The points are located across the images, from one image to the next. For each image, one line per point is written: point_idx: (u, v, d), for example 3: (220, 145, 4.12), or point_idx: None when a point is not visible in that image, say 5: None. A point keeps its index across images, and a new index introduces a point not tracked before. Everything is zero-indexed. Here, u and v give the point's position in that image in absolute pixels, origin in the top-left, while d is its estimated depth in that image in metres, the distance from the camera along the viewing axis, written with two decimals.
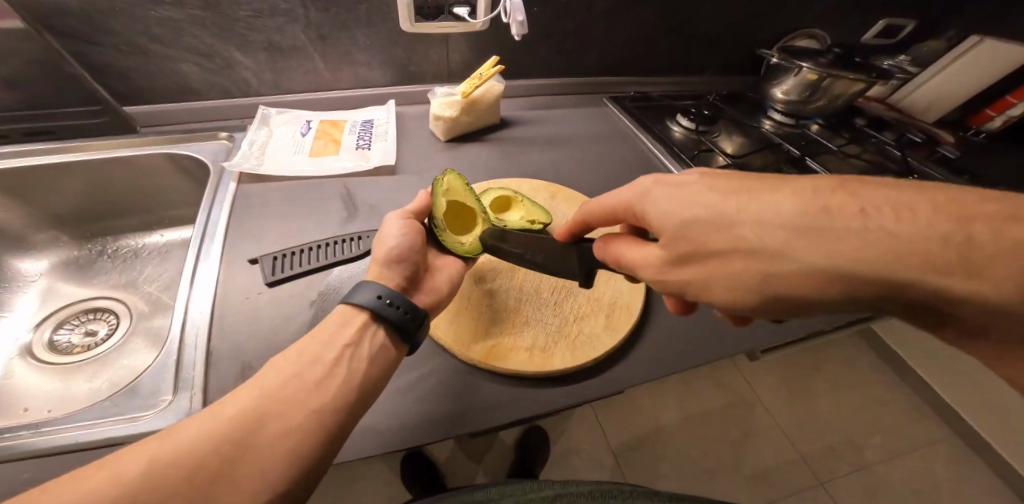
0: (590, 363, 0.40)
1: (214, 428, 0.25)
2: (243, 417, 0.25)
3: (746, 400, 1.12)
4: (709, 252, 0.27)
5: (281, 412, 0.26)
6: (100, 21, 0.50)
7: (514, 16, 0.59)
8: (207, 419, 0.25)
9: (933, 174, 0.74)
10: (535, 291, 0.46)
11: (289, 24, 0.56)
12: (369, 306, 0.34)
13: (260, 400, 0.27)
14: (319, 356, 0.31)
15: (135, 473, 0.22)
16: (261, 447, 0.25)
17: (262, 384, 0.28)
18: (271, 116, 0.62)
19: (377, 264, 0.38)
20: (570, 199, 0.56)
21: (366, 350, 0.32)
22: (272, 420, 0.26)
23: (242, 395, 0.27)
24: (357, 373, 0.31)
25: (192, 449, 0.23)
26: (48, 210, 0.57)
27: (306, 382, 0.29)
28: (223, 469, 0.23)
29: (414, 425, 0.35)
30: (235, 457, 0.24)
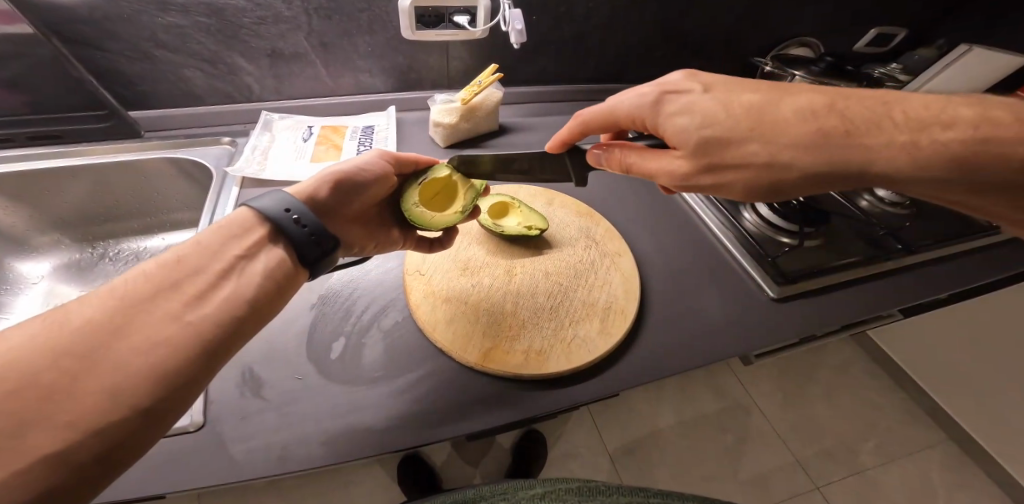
0: (583, 367, 0.40)
1: (49, 340, 0.21)
2: (95, 325, 0.22)
3: (741, 404, 1.13)
4: (726, 161, 0.33)
5: (146, 320, 0.23)
6: (106, 27, 0.51)
7: (513, 25, 0.60)
8: (45, 330, 0.21)
9: None
10: (531, 294, 0.46)
11: (292, 31, 0.57)
12: (272, 216, 0.32)
13: (119, 307, 0.24)
14: (203, 266, 0.28)
15: None
16: (116, 357, 0.22)
17: (125, 292, 0.24)
18: (272, 121, 0.63)
19: (317, 177, 0.37)
20: (568, 206, 0.56)
21: (260, 265, 0.30)
22: (133, 331, 0.23)
23: (95, 304, 0.23)
24: (246, 289, 0.28)
25: (21, 358, 0.20)
26: (52, 213, 0.58)
27: (181, 294, 0.26)
28: (62, 380, 0.20)
29: (411, 427, 0.35)
30: (83, 367, 0.21)
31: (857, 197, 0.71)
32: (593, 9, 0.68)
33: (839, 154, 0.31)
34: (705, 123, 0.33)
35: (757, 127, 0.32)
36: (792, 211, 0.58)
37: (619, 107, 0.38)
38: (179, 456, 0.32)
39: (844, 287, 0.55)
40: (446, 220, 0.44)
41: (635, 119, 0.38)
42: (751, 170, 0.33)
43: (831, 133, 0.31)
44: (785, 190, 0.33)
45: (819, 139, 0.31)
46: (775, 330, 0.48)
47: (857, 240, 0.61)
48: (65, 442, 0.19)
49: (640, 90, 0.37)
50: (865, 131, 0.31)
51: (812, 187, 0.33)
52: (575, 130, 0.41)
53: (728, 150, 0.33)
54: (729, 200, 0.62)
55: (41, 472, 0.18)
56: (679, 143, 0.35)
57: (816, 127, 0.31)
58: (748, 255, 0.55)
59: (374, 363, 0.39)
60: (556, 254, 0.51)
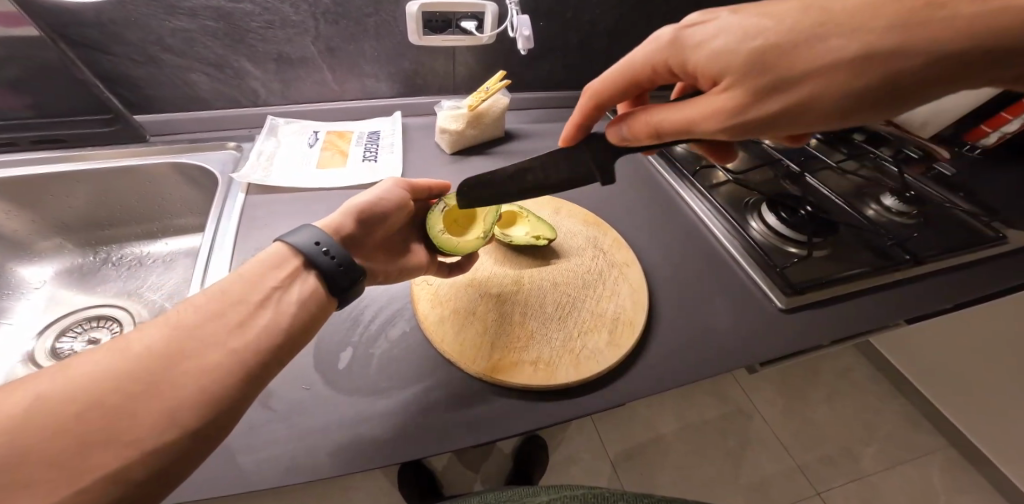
0: (592, 378, 0.40)
1: (112, 365, 0.22)
2: (151, 351, 0.23)
3: (742, 410, 1.13)
4: (785, 76, 0.27)
5: (196, 347, 0.25)
6: (113, 30, 0.50)
7: (520, 31, 0.59)
8: (108, 355, 0.23)
9: (930, 191, 0.76)
10: (540, 303, 0.46)
11: (299, 35, 0.57)
12: (303, 249, 0.33)
13: (173, 333, 0.25)
14: (243, 297, 0.29)
15: (23, 406, 0.20)
16: (168, 382, 0.23)
17: (177, 318, 0.26)
18: (278, 126, 0.62)
19: (340, 211, 0.38)
20: (575, 215, 0.56)
21: (295, 295, 0.31)
22: (183, 356, 0.24)
23: (153, 329, 0.25)
24: (284, 314, 0.29)
25: (87, 383, 0.21)
26: (55, 218, 0.58)
27: (227, 320, 0.27)
28: (121, 403, 0.21)
29: (417, 440, 0.35)
30: (141, 391, 0.22)
31: (863, 206, 0.71)
32: (599, 15, 0.68)
33: (974, 31, 0.23)
34: (748, 36, 0.27)
35: (829, 20, 0.26)
36: (800, 221, 0.58)
37: (636, 60, 0.34)
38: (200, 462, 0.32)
39: (852, 297, 0.54)
40: (471, 244, 0.45)
41: (655, 66, 0.33)
42: (825, 79, 0.26)
43: (945, 6, 0.24)
44: (880, 94, 0.26)
45: (892, 24, 0.24)
46: (782, 341, 0.48)
47: (863, 250, 0.61)
48: (126, 463, 0.20)
49: (656, 35, 0.33)
50: (965, 3, 0.24)
51: (900, 94, 0.26)
52: (587, 107, 0.39)
53: (785, 59, 0.26)
54: (736, 209, 0.62)
55: (102, 489, 0.20)
56: (716, 70, 0.29)
57: (921, 1, 0.24)
58: (756, 264, 0.54)
59: (381, 373, 0.39)
60: (563, 261, 0.50)
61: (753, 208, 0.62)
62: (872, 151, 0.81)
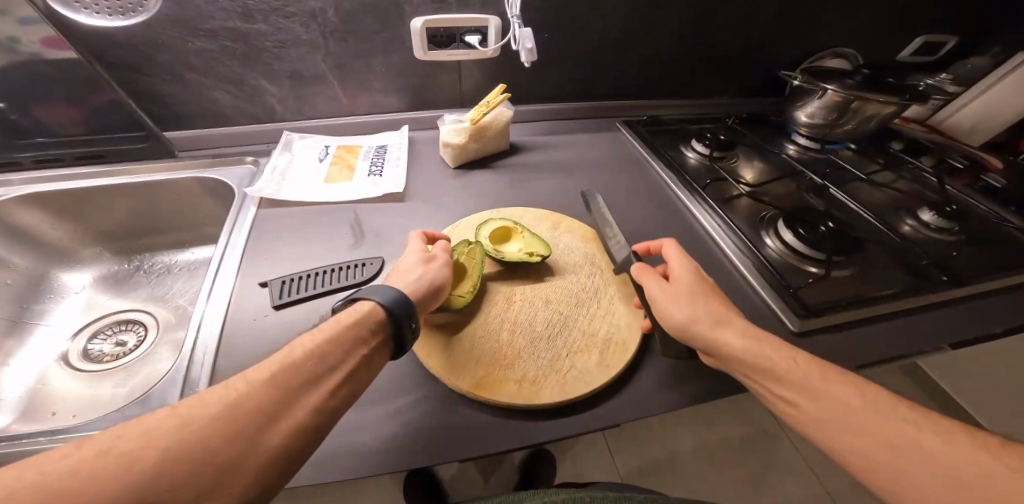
0: (580, 398, 0.39)
1: (224, 421, 0.24)
2: (256, 410, 0.25)
3: (765, 431, 1.07)
4: None
5: (288, 410, 0.26)
6: (144, 53, 0.55)
7: (524, 43, 0.60)
8: (219, 410, 0.24)
9: (974, 204, 0.70)
10: (530, 322, 0.45)
11: (311, 54, 0.59)
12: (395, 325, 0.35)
13: (280, 377, 0.27)
14: (337, 359, 0.30)
15: (147, 456, 0.21)
16: (266, 444, 0.24)
17: (275, 374, 0.27)
18: (293, 141, 0.65)
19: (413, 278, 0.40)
20: (573, 230, 0.55)
21: (375, 366, 0.32)
22: (281, 417, 0.25)
23: (256, 387, 0.26)
24: (361, 382, 0.31)
25: (197, 437, 0.23)
26: (96, 228, 0.64)
27: (318, 384, 0.28)
28: (226, 462, 0.23)
29: (399, 452, 0.35)
30: (243, 451, 0.24)
31: (898, 221, 0.66)
32: (607, 24, 0.67)
33: None
34: None
35: None
36: (818, 237, 0.54)
37: None
38: None
39: (878, 320, 0.50)
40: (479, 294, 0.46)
41: None
42: None
43: None
44: None
45: None
46: None
47: (893, 269, 0.56)
48: None
49: None
50: None
51: None
52: None
53: None
54: (750, 226, 0.60)
55: None
56: None
57: None
58: (766, 282, 0.51)
59: (369, 384, 0.39)
60: (559, 277, 0.49)
61: (769, 225, 0.59)
62: (910, 161, 0.76)
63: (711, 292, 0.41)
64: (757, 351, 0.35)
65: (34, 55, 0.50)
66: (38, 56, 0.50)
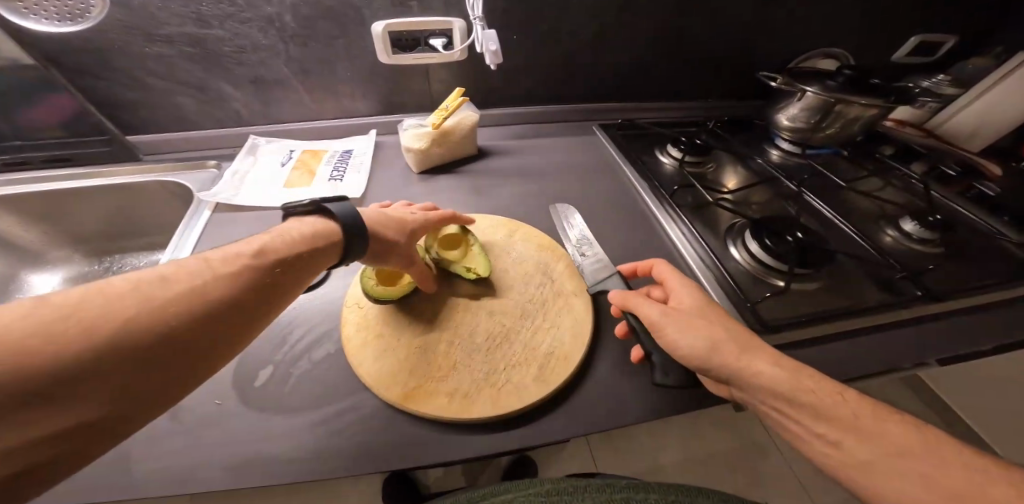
0: (512, 414, 0.37)
1: (131, 320, 0.23)
2: (175, 322, 0.24)
3: (754, 443, 1.04)
4: None
5: (207, 326, 0.25)
6: (103, 58, 0.55)
7: (487, 46, 0.58)
8: (120, 308, 0.23)
9: (965, 214, 0.66)
10: (471, 333, 0.43)
11: (272, 58, 0.59)
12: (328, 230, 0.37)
13: (202, 287, 0.26)
14: (259, 277, 0.30)
15: (55, 340, 0.20)
16: (184, 351, 0.24)
17: (194, 283, 0.26)
18: (258, 145, 0.65)
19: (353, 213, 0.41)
20: (530, 238, 0.54)
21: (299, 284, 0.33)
22: (201, 332, 0.25)
23: (170, 289, 0.25)
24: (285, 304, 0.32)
25: (108, 334, 0.22)
26: (64, 230, 0.64)
27: (239, 310, 0.28)
28: (133, 365, 0.22)
29: (319, 464, 0.34)
30: (158, 357, 0.23)
31: (880, 231, 0.63)
32: (578, 26, 0.66)
33: None
34: None
35: None
36: (786, 249, 0.52)
37: None
38: (104, 476, 0.33)
39: (845, 336, 0.47)
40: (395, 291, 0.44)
41: None
42: None
43: None
44: None
45: None
46: None
47: (867, 282, 0.53)
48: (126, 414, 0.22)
49: None
50: None
51: None
52: None
53: None
54: (718, 236, 0.58)
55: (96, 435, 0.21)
56: None
57: None
58: (727, 295, 0.49)
59: (295, 393, 0.38)
60: (508, 288, 0.48)
61: (738, 234, 0.57)
62: (898, 168, 0.73)
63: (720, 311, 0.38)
64: (782, 376, 0.33)
65: (14, 61, 0.51)
66: (20, 61, 0.51)
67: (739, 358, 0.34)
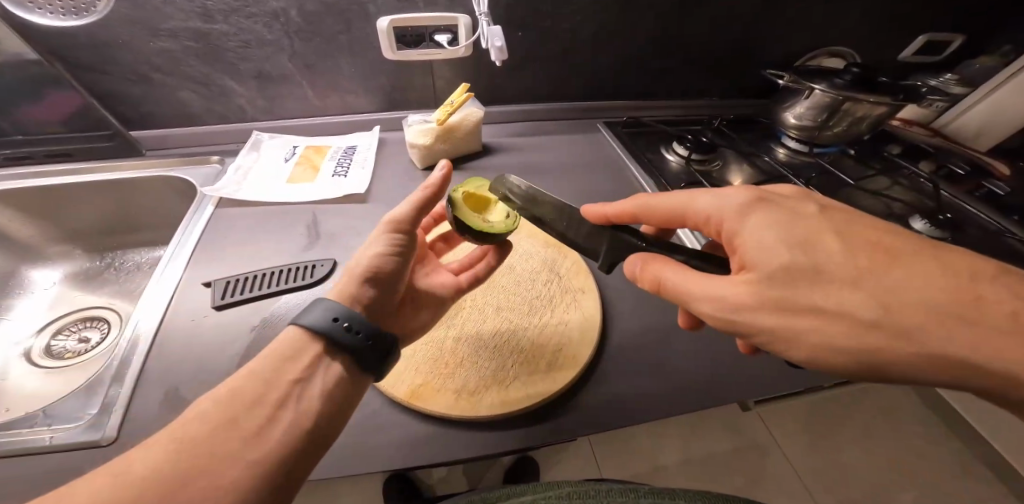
0: (520, 412, 0.37)
1: (118, 493, 0.22)
2: (164, 477, 0.23)
3: (757, 444, 1.03)
4: None
5: (204, 468, 0.24)
6: (107, 52, 0.54)
7: (492, 42, 0.57)
8: (109, 483, 0.23)
9: (974, 213, 0.66)
10: (477, 331, 0.43)
11: (276, 53, 0.59)
12: (322, 329, 0.32)
13: (191, 433, 0.25)
14: (262, 396, 0.28)
15: None
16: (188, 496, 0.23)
17: (182, 433, 0.25)
18: (261, 141, 0.64)
19: (350, 279, 0.35)
20: (537, 234, 0.53)
21: (317, 386, 0.30)
22: (200, 475, 0.24)
23: (155, 450, 0.24)
24: (309, 412, 0.29)
25: None
26: (65, 226, 0.64)
27: (241, 430, 0.26)
28: None
29: (324, 461, 0.33)
30: None
31: None
32: (583, 22, 0.65)
33: None
34: None
35: None
36: None
37: None
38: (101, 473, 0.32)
39: None
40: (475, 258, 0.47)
41: None
42: None
43: None
44: None
45: None
46: (757, 382, 0.42)
47: None
48: None
49: None
50: None
51: None
52: None
53: None
54: None
55: None
56: None
57: None
58: None
59: None
60: (514, 286, 0.47)
61: None
62: (907, 166, 0.72)
63: (771, 223, 0.31)
64: (810, 228, 0.30)
65: (20, 55, 0.50)
66: (23, 56, 0.50)
67: (787, 261, 0.29)
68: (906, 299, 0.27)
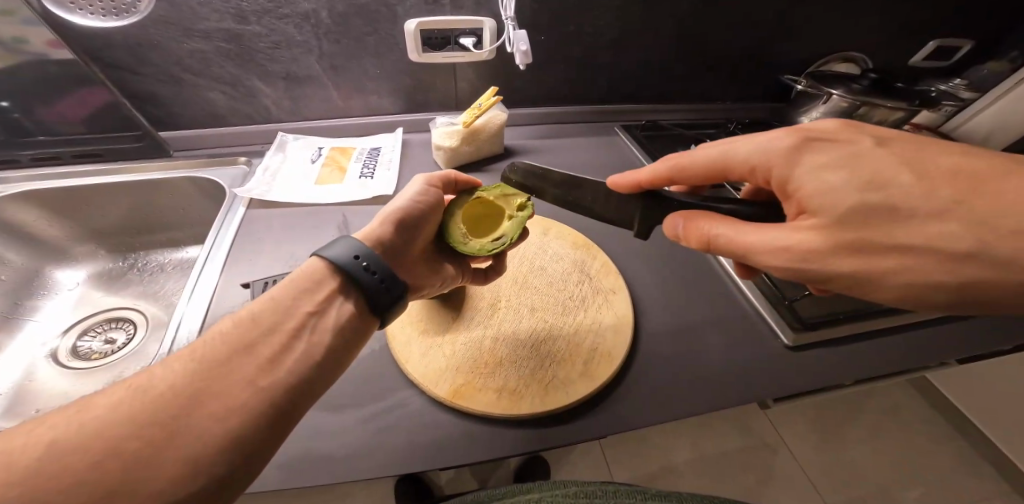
0: (561, 410, 0.38)
1: (134, 406, 0.23)
2: (176, 393, 0.24)
3: (766, 442, 1.05)
4: None
5: (216, 390, 0.25)
6: (140, 53, 0.55)
7: (518, 46, 0.58)
8: (129, 396, 0.24)
9: None
10: (513, 330, 0.44)
11: (304, 55, 0.59)
12: (344, 264, 0.34)
13: (209, 356, 0.27)
14: (277, 325, 0.30)
15: (70, 440, 0.21)
16: (199, 414, 0.24)
17: (200, 356, 0.27)
18: (286, 142, 0.65)
19: (378, 220, 0.39)
20: (564, 236, 0.55)
21: (331, 321, 0.32)
22: (208, 397, 0.24)
23: (177, 368, 0.26)
24: (318, 345, 0.30)
25: (109, 425, 0.22)
26: (90, 226, 0.64)
27: (256, 357, 0.27)
28: (143, 449, 0.22)
29: (372, 460, 0.34)
30: (165, 436, 0.22)
31: None
32: (604, 25, 0.66)
33: None
34: None
35: None
36: None
37: None
38: None
39: (876, 334, 0.48)
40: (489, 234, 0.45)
41: None
42: None
43: None
44: None
45: None
46: (785, 380, 0.43)
47: None
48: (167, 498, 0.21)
49: None
50: None
51: None
52: None
53: None
54: None
55: None
56: None
57: None
58: (762, 296, 0.50)
59: (341, 389, 0.38)
60: (548, 287, 0.49)
61: None
62: None
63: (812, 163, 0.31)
64: (876, 164, 0.29)
65: (42, 55, 0.51)
66: (46, 56, 0.51)
67: (859, 200, 0.29)
68: (1000, 226, 0.27)
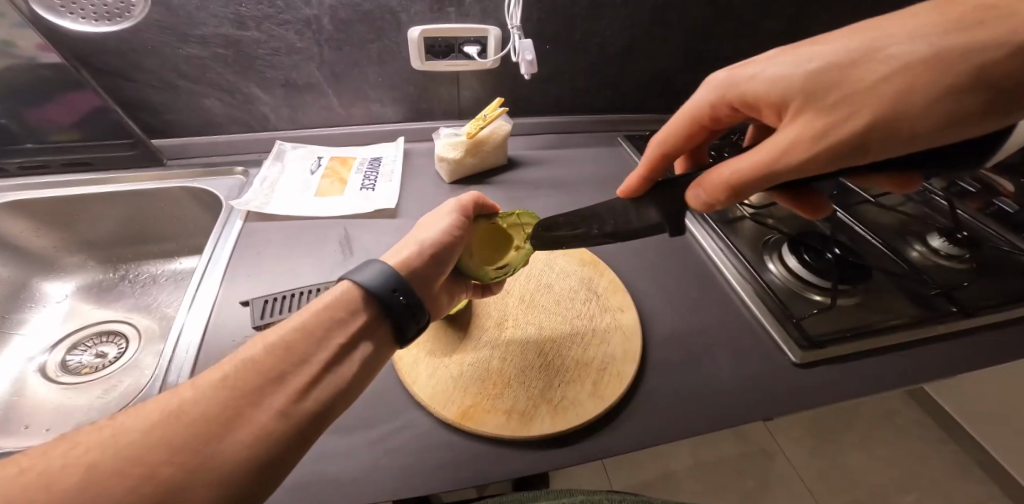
0: (566, 432, 0.37)
1: (165, 432, 0.21)
2: (210, 418, 0.22)
3: (765, 449, 1.05)
4: None
5: (249, 416, 0.23)
6: (134, 58, 0.53)
7: (523, 55, 0.57)
8: (159, 421, 0.21)
9: (984, 230, 0.68)
10: (530, 354, 0.43)
11: (305, 62, 0.58)
12: (379, 295, 0.31)
13: (241, 378, 0.24)
14: (310, 351, 0.28)
15: (94, 468, 0.19)
16: (233, 445, 0.22)
17: (230, 378, 0.24)
18: (285, 151, 0.64)
19: (411, 248, 0.36)
20: (571, 253, 0.54)
21: (361, 352, 0.30)
22: (242, 426, 0.22)
23: (208, 391, 0.23)
24: (347, 375, 0.28)
25: (139, 453, 0.20)
26: (80, 236, 0.62)
27: (289, 385, 0.25)
28: (173, 482, 0.19)
29: (378, 484, 0.33)
30: (197, 466, 0.20)
31: (906, 246, 0.63)
32: (609, 36, 0.65)
33: None
34: None
35: None
36: (824, 267, 0.53)
37: None
38: None
39: (883, 351, 0.48)
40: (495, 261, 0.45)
41: None
42: None
43: None
44: None
45: None
46: (796, 398, 0.42)
47: (902, 299, 0.54)
48: None
49: None
50: None
51: None
52: None
53: None
54: (753, 251, 0.58)
55: None
56: None
57: None
58: (769, 312, 0.49)
59: (346, 412, 0.37)
60: (556, 305, 0.48)
61: (773, 250, 0.57)
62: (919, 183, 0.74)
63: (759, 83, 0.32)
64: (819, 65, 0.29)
65: (31, 59, 0.49)
66: (35, 59, 0.49)
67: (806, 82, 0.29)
68: None
